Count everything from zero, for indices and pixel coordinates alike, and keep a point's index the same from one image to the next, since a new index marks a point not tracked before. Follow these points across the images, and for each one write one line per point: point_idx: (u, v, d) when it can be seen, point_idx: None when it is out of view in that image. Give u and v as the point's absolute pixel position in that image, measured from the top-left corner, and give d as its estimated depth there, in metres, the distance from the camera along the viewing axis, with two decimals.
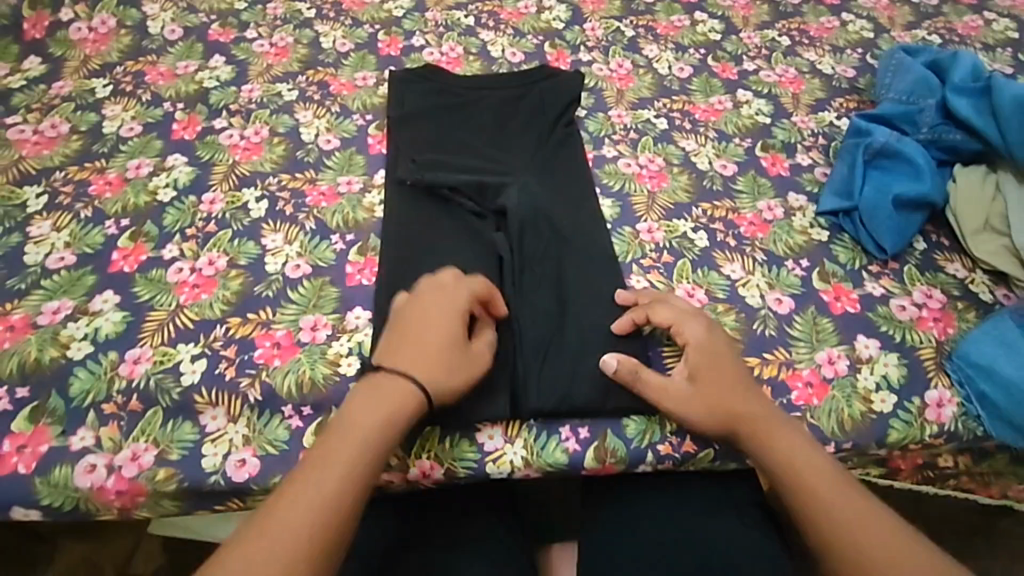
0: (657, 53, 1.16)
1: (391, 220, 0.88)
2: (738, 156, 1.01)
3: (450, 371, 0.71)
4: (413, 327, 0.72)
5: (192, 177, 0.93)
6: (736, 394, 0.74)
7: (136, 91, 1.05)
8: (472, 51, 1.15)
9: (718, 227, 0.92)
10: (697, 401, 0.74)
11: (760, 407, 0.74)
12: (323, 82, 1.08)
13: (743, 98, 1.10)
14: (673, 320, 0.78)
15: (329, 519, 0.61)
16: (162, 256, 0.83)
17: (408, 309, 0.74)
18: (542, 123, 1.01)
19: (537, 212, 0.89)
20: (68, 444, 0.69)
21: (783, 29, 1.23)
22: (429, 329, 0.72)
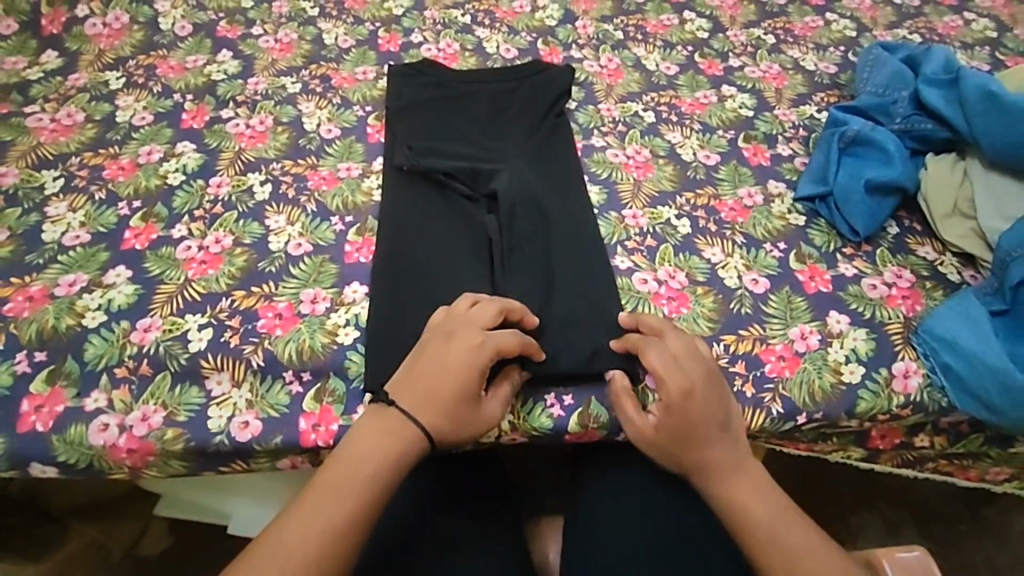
0: (646, 50, 1.21)
1: (388, 203, 0.93)
2: (720, 147, 1.06)
3: (456, 425, 0.73)
4: (427, 366, 0.74)
5: (200, 163, 0.98)
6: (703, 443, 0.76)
7: (148, 83, 1.10)
8: (468, 47, 1.20)
9: (700, 212, 0.97)
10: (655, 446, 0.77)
11: (734, 451, 0.76)
12: (325, 76, 1.13)
13: (727, 93, 1.15)
14: (656, 367, 0.77)
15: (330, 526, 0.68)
16: (172, 235, 0.88)
17: (431, 348, 0.75)
18: (534, 114, 1.06)
19: (527, 196, 0.94)
20: (83, 405, 0.74)
21: (769, 28, 1.28)
22: (440, 374, 0.73)
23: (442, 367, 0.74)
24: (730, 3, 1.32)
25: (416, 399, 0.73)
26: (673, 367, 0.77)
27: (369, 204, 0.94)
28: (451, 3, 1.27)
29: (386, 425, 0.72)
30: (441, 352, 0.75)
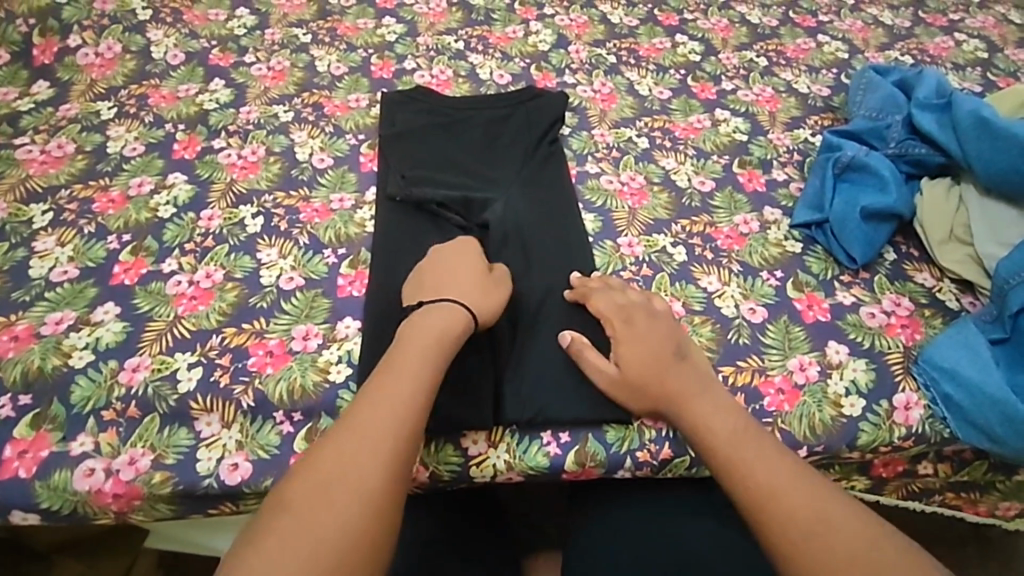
0: (638, 75, 1.21)
1: (382, 234, 0.92)
2: (715, 173, 1.06)
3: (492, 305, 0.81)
4: (451, 275, 0.81)
5: (191, 195, 0.97)
6: (671, 373, 0.77)
7: (140, 113, 1.10)
8: (462, 74, 1.20)
9: (696, 240, 0.96)
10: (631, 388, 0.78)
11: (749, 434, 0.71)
12: (318, 104, 1.13)
13: (720, 117, 1.15)
14: (605, 309, 0.83)
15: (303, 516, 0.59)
16: (162, 269, 0.87)
17: (431, 269, 0.82)
18: (528, 140, 1.05)
19: (521, 227, 0.94)
20: (69, 449, 0.73)
21: (761, 50, 1.28)
22: (465, 280, 0.81)
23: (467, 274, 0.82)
24: (721, 26, 1.32)
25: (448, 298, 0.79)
26: (621, 312, 0.83)
27: (362, 235, 0.94)
28: (444, 29, 1.27)
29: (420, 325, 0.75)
30: (462, 265, 0.82)
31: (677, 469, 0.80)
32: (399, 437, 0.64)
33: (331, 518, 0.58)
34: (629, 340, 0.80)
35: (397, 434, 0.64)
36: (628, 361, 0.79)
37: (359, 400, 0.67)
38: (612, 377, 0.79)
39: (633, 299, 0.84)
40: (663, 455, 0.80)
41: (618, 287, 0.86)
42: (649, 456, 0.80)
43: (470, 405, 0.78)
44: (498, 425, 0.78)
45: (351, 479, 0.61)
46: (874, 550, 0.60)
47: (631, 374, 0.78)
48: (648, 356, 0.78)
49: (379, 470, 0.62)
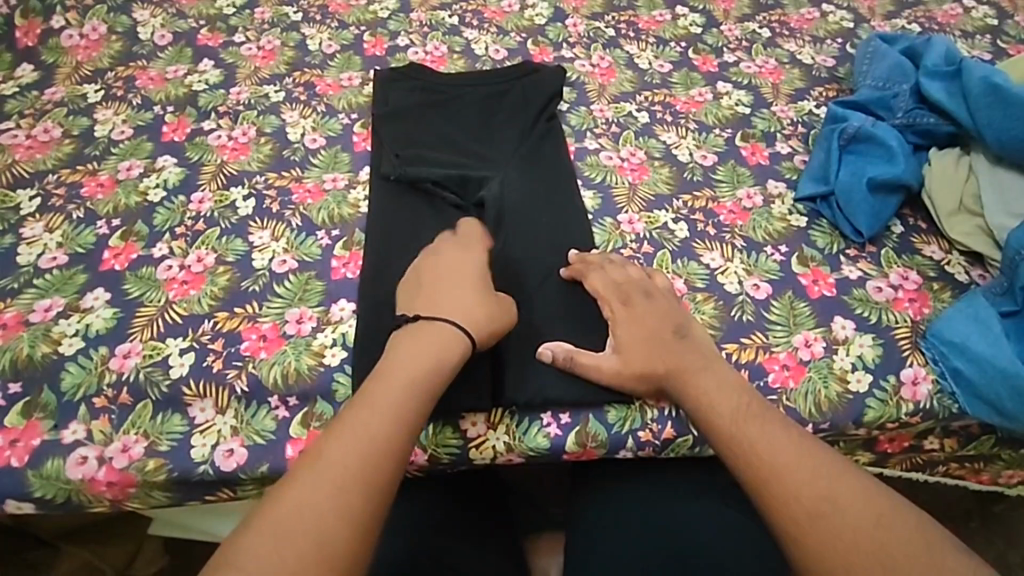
0: (638, 49, 1.18)
1: (375, 215, 0.90)
2: (717, 147, 1.03)
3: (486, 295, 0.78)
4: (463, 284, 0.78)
5: (181, 178, 0.95)
6: (669, 354, 0.76)
7: (127, 96, 1.07)
8: (456, 50, 1.17)
9: (698, 215, 0.94)
10: (629, 371, 0.76)
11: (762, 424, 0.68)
12: (309, 83, 1.10)
13: (723, 90, 1.12)
14: (601, 289, 0.82)
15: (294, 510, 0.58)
16: (153, 254, 0.86)
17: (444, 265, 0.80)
18: (525, 117, 1.03)
19: (517, 206, 0.92)
20: (61, 437, 0.72)
21: (764, 21, 1.25)
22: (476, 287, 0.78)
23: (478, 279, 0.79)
24: None
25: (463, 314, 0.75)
26: (617, 291, 0.81)
27: (356, 216, 0.91)
28: (437, 4, 1.24)
29: (428, 338, 0.72)
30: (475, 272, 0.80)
31: (681, 449, 0.79)
32: (376, 439, 0.62)
33: (314, 532, 0.56)
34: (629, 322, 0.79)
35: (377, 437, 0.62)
36: (626, 341, 0.78)
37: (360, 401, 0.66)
38: (612, 359, 0.78)
39: (630, 276, 0.83)
40: (666, 435, 0.78)
41: (613, 263, 0.84)
42: (652, 436, 0.78)
43: (468, 387, 0.77)
44: (497, 407, 0.77)
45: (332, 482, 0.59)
46: (873, 533, 0.58)
47: (631, 354, 0.77)
48: (648, 335, 0.78)
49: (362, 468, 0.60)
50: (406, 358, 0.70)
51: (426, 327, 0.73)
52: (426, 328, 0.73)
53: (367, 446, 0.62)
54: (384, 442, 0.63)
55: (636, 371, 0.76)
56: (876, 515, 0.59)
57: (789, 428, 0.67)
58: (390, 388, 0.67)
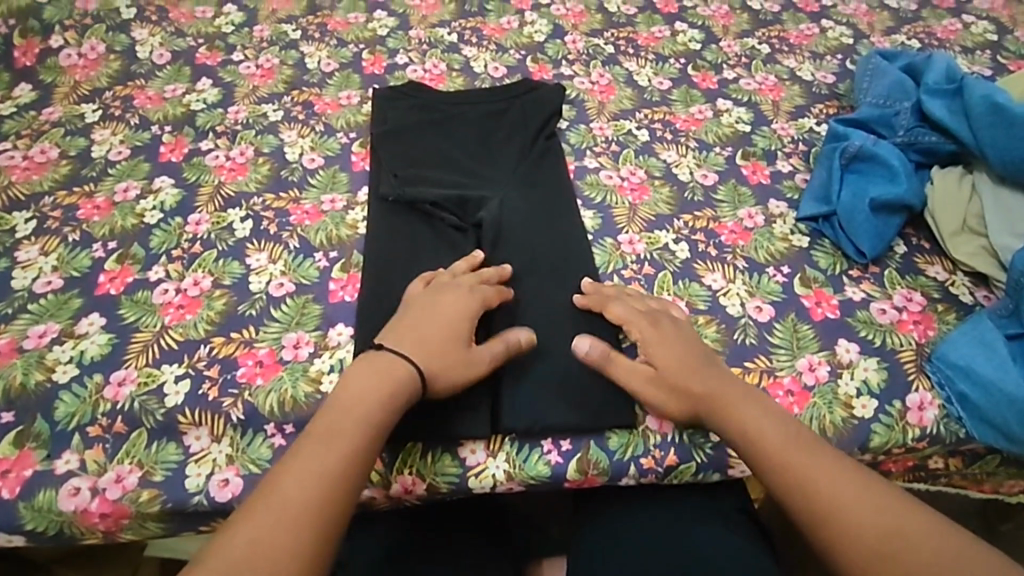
0: (637, 66, 1.18)
1: (374, 236, 0.90)
2: (718, 165, 1.02)
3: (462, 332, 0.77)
4: (433, 315, 0.76)
5: (178, 199, 0.94)
6: (696, 375, 0.75)
7: (125, 115, 1.07)
8: (455, 67, 1.17)
9: (699, 235, 0.93)
10: (663, 392, 0.75)
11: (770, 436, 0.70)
12: (308, 102, 1.09)
13: (722, 107, 1.12)
14: (624, 317, 0.81)
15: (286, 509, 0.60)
16: (149, 277, 0.85)
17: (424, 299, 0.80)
18: (523, 136, 1.02)
19: (517, 227, 0.91)
20: (53, 467, 0.71)
21: (763, 37, 1.25)
22: (445, 316, 0.76)
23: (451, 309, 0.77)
24: (722, 12, 1.28)
25: (431, 351, 0.73)
26: (640, 318, 0.80)
27: (354, 237, 0.91)
28: (436, 21, 1.24)
29: (392, 372, 0.70)
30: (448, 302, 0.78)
31: (683, 475, 0.77)
32: (341, 459, 0.64)
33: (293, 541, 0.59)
34: (654, 344, 0.78)
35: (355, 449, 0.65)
36: (664, 359, 0.76)
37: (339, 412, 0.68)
38: (647, 375, 0.76)
39: (650, 308, 0.82)
40: (668, 461, 0.77)
41: (633, 295, 0.84)
42: (654, 463, 0.77)
43: (467, 414, 0.75)
44: (497, 434, 0.76)
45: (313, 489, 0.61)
46: (849, 542, 0.61)
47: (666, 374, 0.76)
48: (681, 356, 0.76)
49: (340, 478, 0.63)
50: (371, 391, 0.69)
51: (389, 361, 0.71)
52: (392, 363, 0.71)
53: (325, 478, 0.62)
54: (342, 470, 0.63)
55: (667, 389, 0.75)
56: (886, 527, 0.61)
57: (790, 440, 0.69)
58: (341, 416, 0.67)
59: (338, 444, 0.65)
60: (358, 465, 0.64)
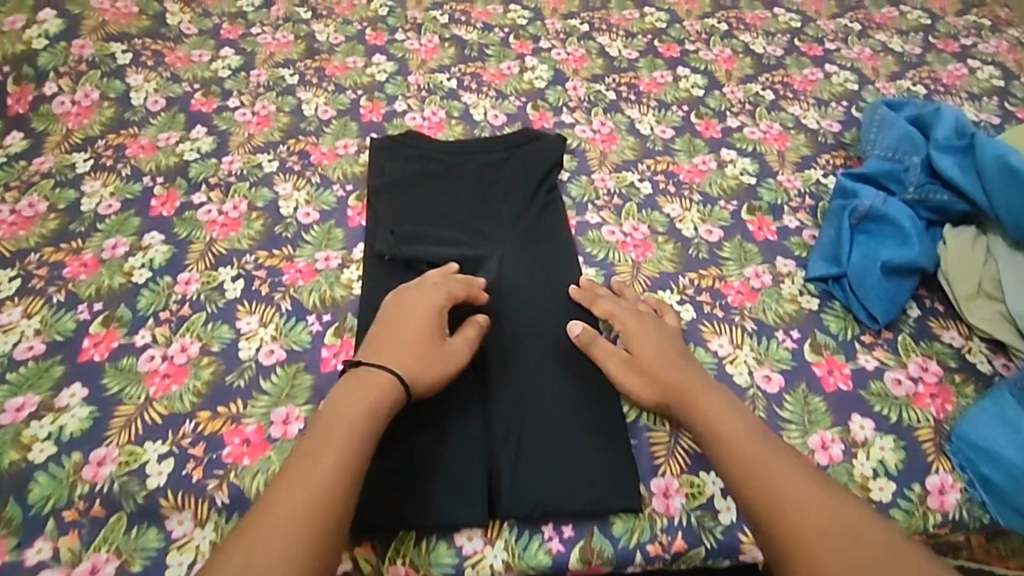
0: (639, 114, 1.16)
1: (369, 299, 0.87)
2: (724, 221, 1.00)
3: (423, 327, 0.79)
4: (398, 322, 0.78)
5: (168, 257, 0.92)
6: (673, 363, 0.78)
7: (117, 165, 1.04)
8: (455, 115, 1.15)
9: (704, 296, 0.90)
10: (641, 375, 0.78)
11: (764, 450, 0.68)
12: (304, 151, 1.07)
13: (727, 158, 1.09)
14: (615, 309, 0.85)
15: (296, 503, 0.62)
16: (135, 342, 0.82)
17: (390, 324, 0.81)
18: (523, 189, 1.00)
19: (515, 289, 0.89)
20: (24, 557, 0.67)
21: (767, 82, 1.23)
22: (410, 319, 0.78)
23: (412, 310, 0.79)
24: (726, 55, 1.27)
25: (408, 354, 0.75)
26: (630, 312, 0.84)
27: (349, 298, 0.88)
28: (436, 66, 1.22)
29: (372, 379, 0.71)
30: (403, 306, 0.80)
31: (692, 562, 0.73)
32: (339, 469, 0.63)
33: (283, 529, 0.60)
34: (639, 333, 0.82)
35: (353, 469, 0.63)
36: (644, 347, 0.80)
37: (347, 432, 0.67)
38: (626, 359, 0.80)
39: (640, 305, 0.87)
40: (676, 547, 0.73)
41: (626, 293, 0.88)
42: (661, 549, 0.73)
43: (463, 499, 0.72)
44: (494, 519, 0.73)
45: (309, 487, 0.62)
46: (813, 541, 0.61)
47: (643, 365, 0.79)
48: (653, 347, 0.80)
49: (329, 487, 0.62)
50: (350, 398, 0.69)
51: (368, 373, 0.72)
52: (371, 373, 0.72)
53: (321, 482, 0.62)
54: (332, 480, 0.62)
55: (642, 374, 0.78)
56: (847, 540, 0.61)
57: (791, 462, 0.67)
58: (330, 429, 0.66)
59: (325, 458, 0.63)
60: (350, 472, 0.63)
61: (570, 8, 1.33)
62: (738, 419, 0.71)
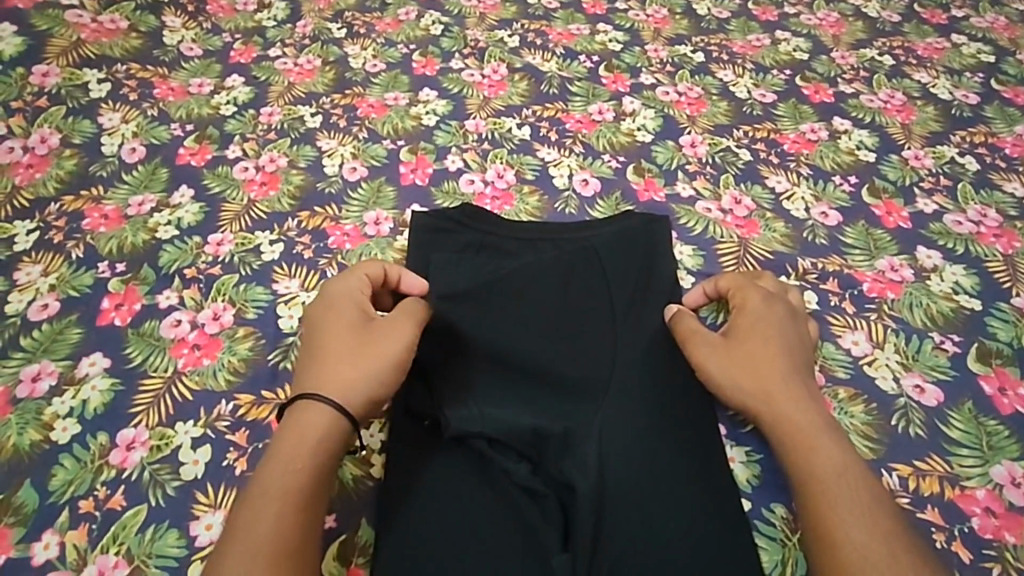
0: (787, 184, 0.85)
1: (404, 513, 0.56)
2: (942, 370, 0.66)
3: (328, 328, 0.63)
4: (314, 340, 0.63)
5: (108, 400, 0.65)
6: (771, 357, 0.60)
7: (66, 243, 0.78)
8: (527, 177, 0.86)
9: (931, 513, 0.57)
10: (730, 354, 0.61)
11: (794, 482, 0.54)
12: (320, 230, 0.80)
13: (928, 262, 0.75)
14: (735, 285, 0.68)
15: (302, 475, 0.54)
16: (33, 556, 0.57)
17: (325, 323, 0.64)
18: (633, 319, 0.66)
19: (624, 502, 0.55)
20: (29, 556, 0.57)
21: (963, 143, 0.92)
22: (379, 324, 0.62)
23: (337, 318, 0.63)
24: (896, 103, 0.98)
25: (332, 374, 0.59)
26: (756, 294, 0.66)
27: (368, 489, 0.60)
28: (502, 107, 0.96)
29: (302, 431, 0.56)
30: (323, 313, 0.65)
31: None
32: (304, 456, 0.54)
33: (289, 481, 0.53)
34: (752, 315, 0.64)
35: (303, 473, 0.54)
36: (741, 330, 0.63)
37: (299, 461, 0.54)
38: (718, 340, 0.62)
39: (776, 291, 0.67)
40: None
41: (765, 276, 0.69)
42: None
43: None
44: None
45: (281, 472, 0.53)
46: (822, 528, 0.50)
47: (737, 349, 0.61)
48: (767, 324, 0.63)
49: (298, 479, 0.53)
50: (275, 457, 0.54)
51: (294, 421, 0.56)
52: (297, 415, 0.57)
53: (295, 470, 0.54)
54: (301, 474, 0.54)
55: (716, 343, 0.62)
56: (866, 530, 0.49)
57: (840, 455, 0.54)
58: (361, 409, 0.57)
59: (288, 447, 0.55)
60: (314, 467, 0.54)
61: (678, 31, 1.11)
62: (782, 408, 0.57)
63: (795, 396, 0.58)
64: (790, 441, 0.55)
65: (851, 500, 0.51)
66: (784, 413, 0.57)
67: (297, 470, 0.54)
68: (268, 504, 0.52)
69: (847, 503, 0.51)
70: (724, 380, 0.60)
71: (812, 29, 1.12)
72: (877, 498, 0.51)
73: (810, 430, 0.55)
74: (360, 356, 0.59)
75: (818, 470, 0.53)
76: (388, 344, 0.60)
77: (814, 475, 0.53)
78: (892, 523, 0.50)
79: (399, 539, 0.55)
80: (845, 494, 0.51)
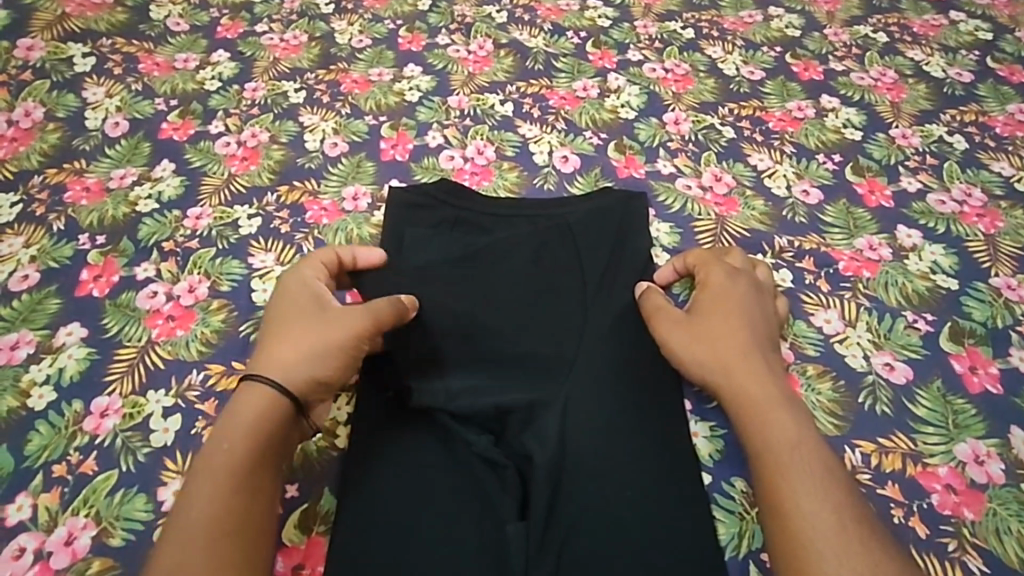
0: (769, 162, 0.84)
1: (366, 482, 0.57)
2: (913, 349, 0.66)
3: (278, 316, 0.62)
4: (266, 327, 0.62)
5: (83, 369, 0.66)
6: (734, 333, 0.60)
7: (48, 216, 0.79)
8: (508, 154, 0.86)
9: (891, 489, 0.58)
10: (694, 330, 0.61)
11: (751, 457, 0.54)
12: (298, 205, 0.80)
13: (908, 242, 0.75)
14: (703, 261, 0.68)
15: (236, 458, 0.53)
16: (6, 518, 0.58)
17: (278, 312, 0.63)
18: (603, 295, 0.66)
19: (583, 474, 0.56)
20: (3, 517, 0.58)
21: (953, 122, 0.90)
22: (327, 312, 0.61)
23: (283, 308, 0.62)
24: (888, 81, 0.96)
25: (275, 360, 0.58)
26: (723, 271, 0.66)
27: (335, 459, 0.61)
28: (486, 83, 0.95)
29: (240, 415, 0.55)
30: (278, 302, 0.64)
31: None
32: (241, 438, 0.54)
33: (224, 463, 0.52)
34: (718, 291, 0.64)
35: (238, 456, 0.53)
36: (705, 306, 0.63)
37: (234, 443, 0.54)
38: (684, 317, 0.62)
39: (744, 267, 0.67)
40: None
41: (732, 252, 0.69)
42: None
43: None
44: None
45: (218, 457, 0.53)
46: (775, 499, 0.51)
47: (701, 325, 0.61)
48: (736, 318, 0.61)
49: (233, 462, 0.53)
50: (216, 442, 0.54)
51: (235, 401, 0.56)
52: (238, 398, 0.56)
53: (230, 454, 0.53)
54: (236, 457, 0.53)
55: (680, 320, 0.62)
56: (816, 502, 0.50)
57: (796, 429, 0.54)
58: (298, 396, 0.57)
59: (227, 431, 0.54)
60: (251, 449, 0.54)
61: (669, 8, 1.06)
62: (743, 383, 0.58)
63: (757, 372, 0.58)
64: (749, 415, 0.56)
65: (804, 473, 0.51)
66: (745, 388, 0.57)
67: (234, 453, 0.53)
68: (202, 489, 0.51)
69: (803, 476, 0.51)
70: (688, 357, 0.60)
71: (806, 4, 1.07)
72: (830, 469, 0.52)
73: (769, 404, 0.56)
74: (304, 344, 0.58)
75: (774, 443, 0.53)
76: (340, 334, 0.58)
77: (770, 448, 0.53)
78: (850, 498, 0.51)
79: (357, 508, 0.55)
80: (799, 469, 0.52)
